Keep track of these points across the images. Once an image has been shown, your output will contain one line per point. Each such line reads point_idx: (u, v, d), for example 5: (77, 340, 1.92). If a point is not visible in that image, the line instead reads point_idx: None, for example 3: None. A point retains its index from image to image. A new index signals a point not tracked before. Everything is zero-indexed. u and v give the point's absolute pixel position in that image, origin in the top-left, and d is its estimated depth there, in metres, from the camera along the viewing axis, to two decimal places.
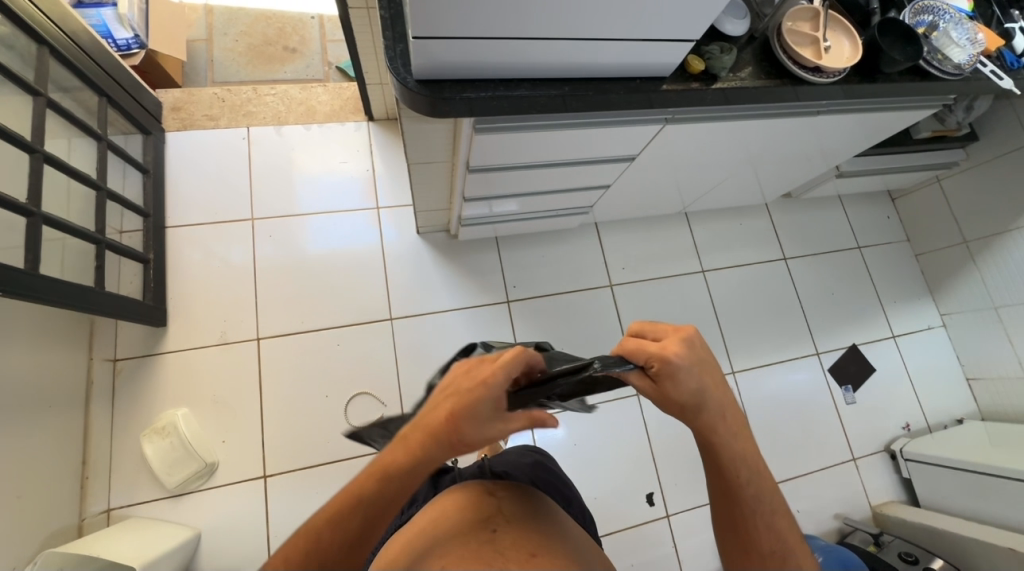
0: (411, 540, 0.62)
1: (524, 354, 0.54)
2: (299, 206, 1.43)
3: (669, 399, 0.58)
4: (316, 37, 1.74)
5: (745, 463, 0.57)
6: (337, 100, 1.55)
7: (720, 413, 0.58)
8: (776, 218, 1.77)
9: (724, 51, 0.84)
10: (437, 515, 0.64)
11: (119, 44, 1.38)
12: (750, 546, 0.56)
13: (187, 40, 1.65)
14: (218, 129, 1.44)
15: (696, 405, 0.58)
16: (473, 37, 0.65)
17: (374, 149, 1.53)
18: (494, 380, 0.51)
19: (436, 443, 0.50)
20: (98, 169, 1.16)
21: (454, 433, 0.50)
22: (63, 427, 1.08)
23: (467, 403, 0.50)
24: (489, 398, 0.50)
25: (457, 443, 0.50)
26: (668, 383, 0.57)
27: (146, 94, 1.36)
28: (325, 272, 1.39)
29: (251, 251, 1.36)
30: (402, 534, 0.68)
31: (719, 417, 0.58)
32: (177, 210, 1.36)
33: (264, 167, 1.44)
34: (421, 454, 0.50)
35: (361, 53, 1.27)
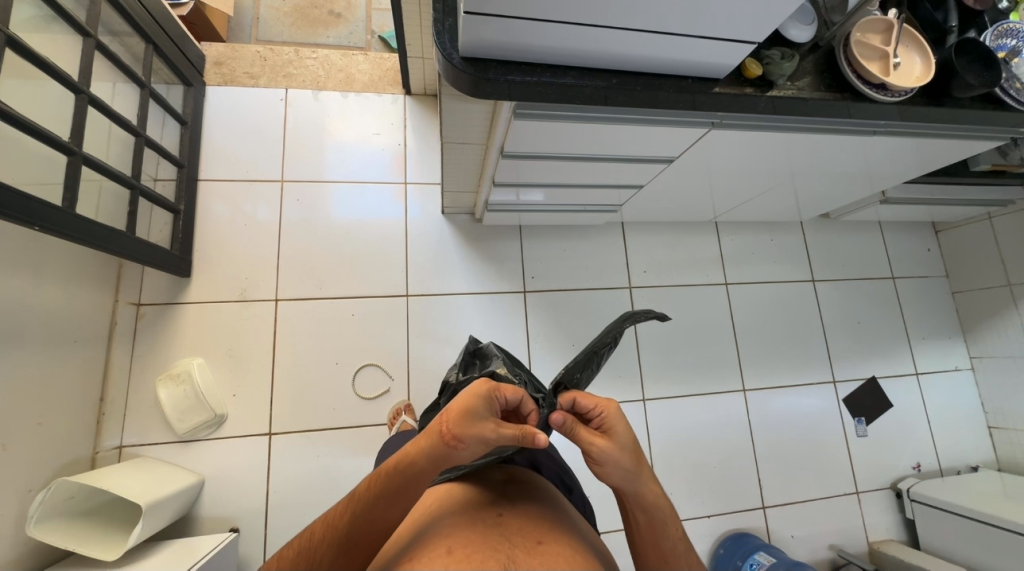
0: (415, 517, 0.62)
1: (489, 386, 0.61)
2: (327, 173, 1.43)
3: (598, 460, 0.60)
4: (362, 4, 1.73)
5: (659, 517, 0.62)
6: (376, 71, 1.54)
7: (636, 482, 0.61)
8: (810, 237, 1.71)
9: (785, 57, 0.80)
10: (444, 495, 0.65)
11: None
12: None
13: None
14: (258, 88, 1.45)
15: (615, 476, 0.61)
16: (525, 17, 0.62)
17: (407, 123, 1.52)
18: (486, 387, 0.61)
19: (432, 444, 0.56)
20: (139, 115, 1.18)
21: (446, 428, 0.56)
22: (86, 363, 1.12)
23: (462, 402, 0.58)
24: (480, 400, 0.58)
25: (451, 446, 0.56)
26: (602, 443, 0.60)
27: (191, 45, 1.36)
28: (346, 242, 1.40)
29: (277, 213, 1.37)
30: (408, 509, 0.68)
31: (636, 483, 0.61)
32: (210, 164, 1.37)
33: (298, 130, 1.44)
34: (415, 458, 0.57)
35: (407, 25, 1.25)
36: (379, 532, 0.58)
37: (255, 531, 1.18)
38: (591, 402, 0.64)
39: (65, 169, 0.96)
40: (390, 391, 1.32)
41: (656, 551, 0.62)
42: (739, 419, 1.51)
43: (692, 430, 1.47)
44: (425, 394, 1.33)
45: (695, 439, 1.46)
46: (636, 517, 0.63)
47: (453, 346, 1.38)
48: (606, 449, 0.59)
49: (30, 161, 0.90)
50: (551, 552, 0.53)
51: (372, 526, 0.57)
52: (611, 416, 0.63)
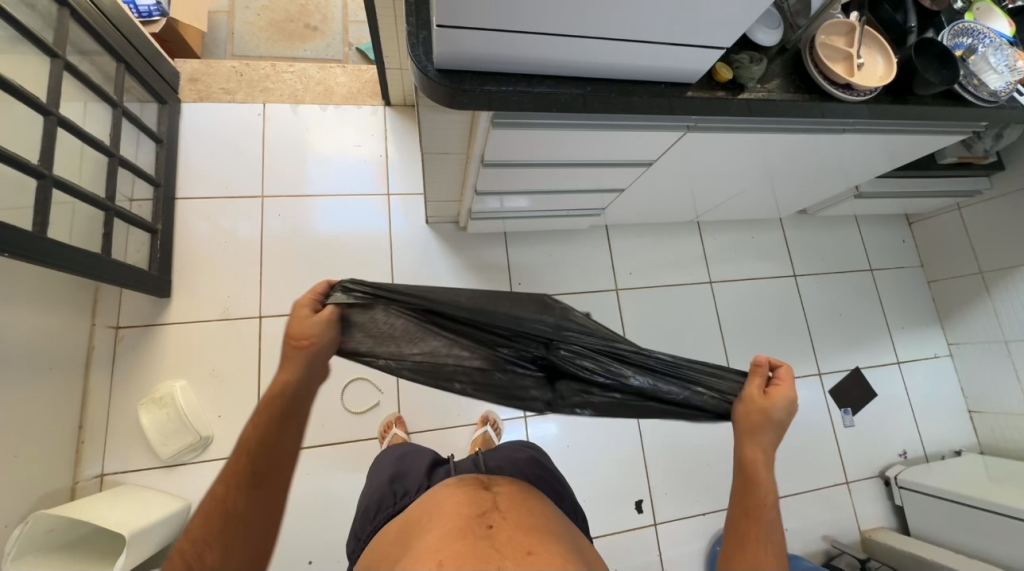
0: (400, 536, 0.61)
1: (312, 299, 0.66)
2: (309, 187, 1.42)
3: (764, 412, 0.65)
4: (339, 17, 1.73)
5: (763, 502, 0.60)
6: (355, 83, 1.54)
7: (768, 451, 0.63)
8: (789, 233, 1.75)
9: (753, 60, 0.82)
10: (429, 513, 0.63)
11: (141, 10, 1.37)
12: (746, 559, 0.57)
13: (209, 12, 1.63)
14: (234, 104, 1.43)
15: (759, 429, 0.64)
16: (498, 29, 0.63)
17: (388, 134, 1.52)
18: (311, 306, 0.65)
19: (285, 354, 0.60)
20: (112, 135, 1.16)
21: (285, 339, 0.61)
22: (63, 390, 1.09)
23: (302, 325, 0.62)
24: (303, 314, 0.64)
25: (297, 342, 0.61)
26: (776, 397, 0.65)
27: (164, 63, 1.35)
28: (331, 256, 1.38)
29: (259, 229, 1.36)
30: (397, 525, 0.67)
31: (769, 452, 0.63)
32: (187, 181, 1.35)
33: (277, 144, 1.43)
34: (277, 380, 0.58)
35: (383, 37, 1.25)
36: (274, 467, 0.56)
37: None
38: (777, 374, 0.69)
39: (35, 192, 0.94)
40: (380, 403, 1.31)
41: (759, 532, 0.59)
42: None
43: (683, 428, 1.48)
44: (416, 405, 1.32)
45: (687, 438, 1.48)
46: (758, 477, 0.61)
47: None
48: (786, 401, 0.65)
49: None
50: (542, 562, 0.52)
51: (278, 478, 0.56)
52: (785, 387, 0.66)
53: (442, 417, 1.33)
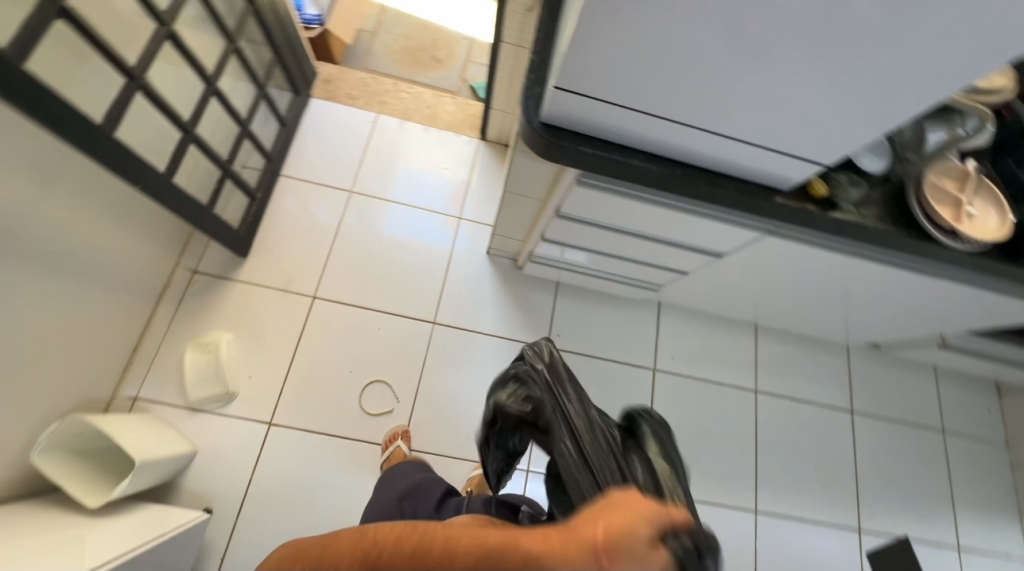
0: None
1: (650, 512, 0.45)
2: (392, 193, 1.53)
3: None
4: (463, 55, 1.91)
5: None
6: (460, 113, 1.68)
7: None
8: (854, 363, 1.62)
9: (852, 183, 0.81)
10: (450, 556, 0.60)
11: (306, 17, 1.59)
12: None
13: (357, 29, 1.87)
14: (353, 108, 1.60)
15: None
16: (608, 100, 0.67)
17: (475, 165, 1.62)
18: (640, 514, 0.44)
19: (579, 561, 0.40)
20: (249, 110, 1.32)
21: (596, 532, 0.42)
22: (133, 313, 1.20)
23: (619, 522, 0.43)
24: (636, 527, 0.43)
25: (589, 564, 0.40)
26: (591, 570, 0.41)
27: (309, 62, 1.55)
28: (392, 260, 1.46)
29: (338, 218, 1.47)
30: None
31: None
32: (293, 162, 1.51)
33: (377, 150, 1.57)
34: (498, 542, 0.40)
35: (498, 81, 1.37)
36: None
37: (227, 519, 1.17)
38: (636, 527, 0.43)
39: (176, 142, 1.09)
40: (393, 411, 1.32)
41: None
42: (745, 542, 1.38)
43: None
44: (425, 424, 1.32)
45: None
46: None
47: (465, 383, 1.38)
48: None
49: (151, 130, 1.03)
50: None
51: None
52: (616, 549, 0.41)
53: (446, 445, 1.31)
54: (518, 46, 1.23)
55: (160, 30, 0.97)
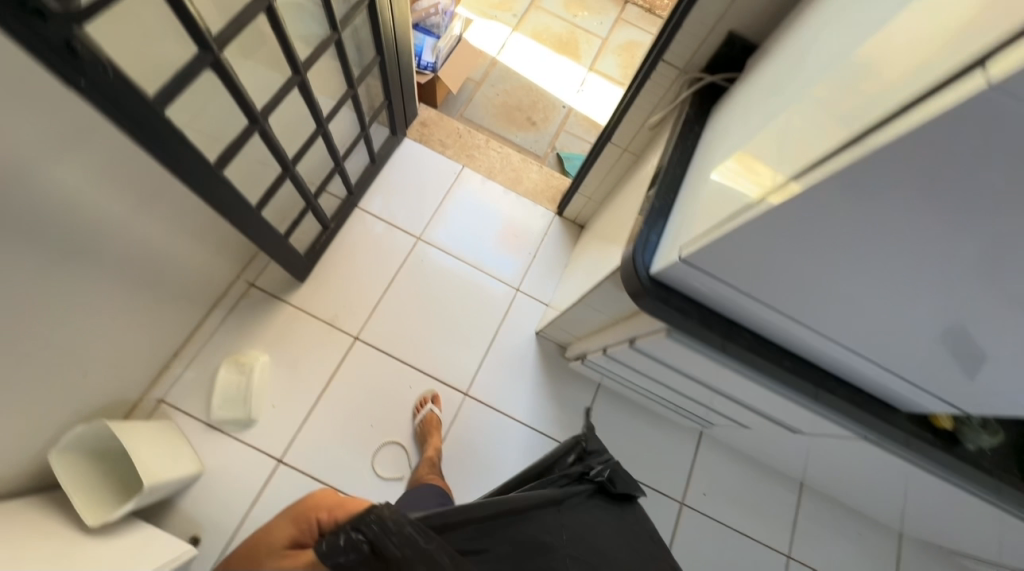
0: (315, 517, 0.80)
1: None
2: (457, 250, 1.52)
3: None
4: (557, 123, 1.92)
5: None
6: (543, 183, 1.66)
7: None
8: (905, 555, 1.44)
9: (987, 425, 0.72)
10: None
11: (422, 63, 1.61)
12: None
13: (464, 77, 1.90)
14: (442, 156, 1.62)
15: None
16: (737, 285, 0.61)
17: (546, 238, 1.59)
18: None
19: None
20: (347, 147, 1.32)
21: None
22: (184, 318, 1.21)
23: None
24: None
25: None
26: None
27: (412, 105, 1.57)
28: (440, 317, 1.44)
29: (400, 263, 1.46)
30: None
31: None
32: (372, 198, 1.52)
33: (454, 203, 1.57)
34: None
35: (593, 172, 1.34)
36: None
37: (211, 553, 1.12)
38: None
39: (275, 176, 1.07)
40: (403, 478, 1.25)
41: None
42: None
43: None
44: None
45: None
46: None
47: (482, 465, 1.31)
48: None
49: (256, 165, 1.01)
50: None
51: None
52: None
53: None
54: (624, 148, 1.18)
55: (294, 78, 0.94)
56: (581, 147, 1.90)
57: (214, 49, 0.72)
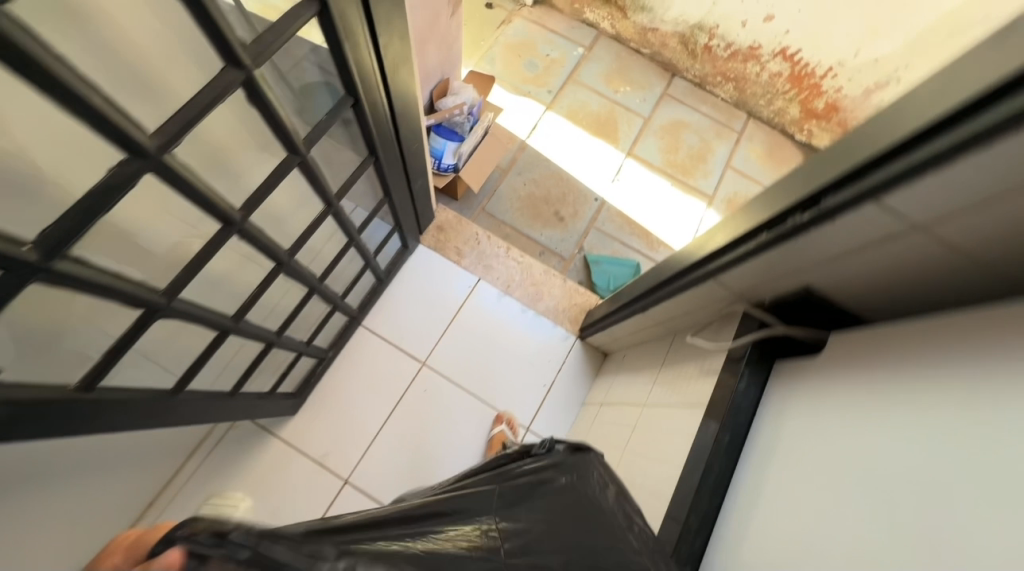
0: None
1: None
2: (466, 377, 1.39)
3: None
4: (588, 219, 1.75)
5: None
6: (565, 300, 1.50)
7: None
8: None
9: None
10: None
11: (442, 164, 1.48)
12: None
13: None
14: (457, 267, 1.49)
15: None
16: None
17: (564, 368, 1.43)
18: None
19: None
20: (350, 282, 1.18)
21: None
22: (164, 464, 1.12)
23: None
24: None
25: None
26: None
27: (428, 212, 1.43)
28: (441, 457, 1.30)
29: (402, 391, 1.34)
30: None
31: None
32: (377, 315, 1.40)
33: (465, 323, 1.43)
34: None
35: (621, 323, 1.18)
36: None
37: None
38: None
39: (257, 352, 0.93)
40: None
41: None
42: None
43: None
44: None
45: None
46: None
47: None
48: None
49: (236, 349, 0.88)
50: None
51: None
52: None
53: None
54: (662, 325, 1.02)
55: (276, 270, 0.79)
56: (612, 248, 1.72)
57: (160, 306, 0.58)
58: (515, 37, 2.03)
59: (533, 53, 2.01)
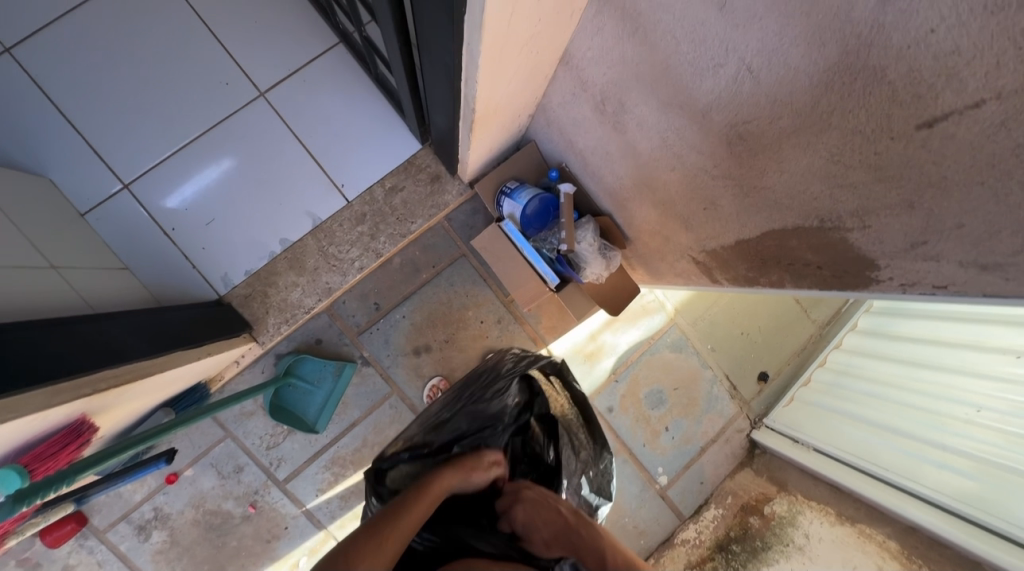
0: (411, 513, 0.62)
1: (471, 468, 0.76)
2: (216, 144, 1.10)
3: (427, 502, 0.66)
4: (404, 381, 1.29)
5: (401, 507, 0.63)
6: (281, 299, 1.12)
7: (416, 500, 0.65)
8: None
9: None
10: (456, 462, 0.76)
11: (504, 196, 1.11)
12: (411, 505, 0.63)
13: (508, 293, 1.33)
14: (372, 179, 1.16)
15: (428, 492, 0.67)
16: None
17: (181, 258, 1.09)
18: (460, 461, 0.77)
19: (423, 497, 0.66)
20: None
21: (457, 473, 0.74)
22: None
23: (461, 472, 0.74)
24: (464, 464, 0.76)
25: (426, 502, 0.65)
26: (427, 500, 0.66)
27: (434, 96, 0.82)
28: (121, 80, 1.06)
29: (228, 51, 1.10)
30: (419, 502, 0.65)
31: (426, 501, 0.66)
32: (343, 65, 1.14)
33: (291, 159, 1.13)
34: (421, 512, 0.63)
35: (132, 344, 0.75)
36: (412, 506, 0.63)
37: None
38: (467, 469, 0.76)
39: None
40: None
41: (417, 508, 0.63)
42: None
43: None
44: None
45: None
46: (399, 504, 0.63)
47: None
48: (428, 497, 0.66)
49: None
50: (419, 490, 0.68)
51: (421, 497, 0.66)
52: (456, 473, 0.73)
53: None
54: (90, 305, 0.84)
55: None
56: (353, 396, 1.27)
57: None
58: (705, 391, 1.50)
59: (676, 409, 1.47)
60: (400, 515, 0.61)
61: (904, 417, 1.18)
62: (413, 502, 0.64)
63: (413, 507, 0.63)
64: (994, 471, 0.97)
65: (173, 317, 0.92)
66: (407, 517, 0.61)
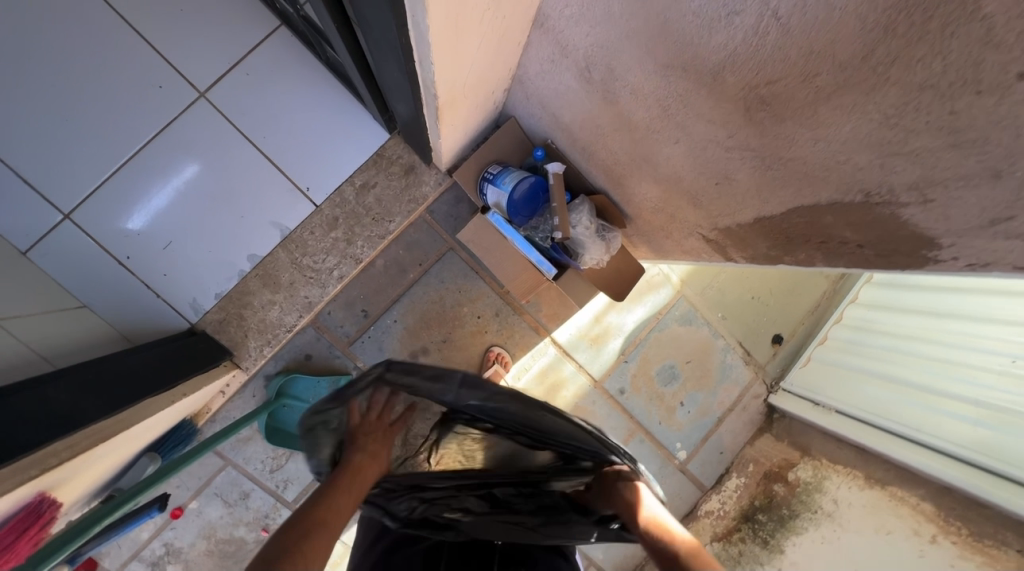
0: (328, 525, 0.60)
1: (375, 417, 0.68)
2: (158, 159, 0.98)
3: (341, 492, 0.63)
4: None
5: (318, 511, 0.60)
6: (259, 320, 1.04)
7: (328, 501, 0.62)
8: None
9: None
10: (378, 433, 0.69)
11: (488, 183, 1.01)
12: (322, 515, 0.60)
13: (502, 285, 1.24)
14: (340, 179, 1.05)
15: (348, 480, 0.64)
16: None
17: (143, 289, 1.00)
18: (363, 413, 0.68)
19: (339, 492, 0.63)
20: None
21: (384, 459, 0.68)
22: None
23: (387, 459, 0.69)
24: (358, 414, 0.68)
25: (345, 506, 0.62)
26: (342, 491, 0.63)
27: (392, 81, 0.71)
28: (34, 95, 0.92)
29: (154, 48, 0.95)
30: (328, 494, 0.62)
31: (341, 495, 0.63)
32: (290, 51, 1.00)
33: (247, 165, 1.01)
34: (333, 509, 0.61)
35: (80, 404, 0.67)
36: (323, 512, 0.60)
37: None
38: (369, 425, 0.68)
39: None
40: None
41: (333, 513, 0.61)
42: None
43: None
44: None
45: None
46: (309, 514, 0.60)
47: None
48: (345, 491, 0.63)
49: None
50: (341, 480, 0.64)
51: (334, 498, 0.62)
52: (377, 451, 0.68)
53: None
54: (41, 358, 0.75)
55: None
56: None
57: None
58: (718, 362, 1.44)
59: (690, 383, 1.42)
60: (314, 529, 0.59)
61: (921, 370, 1.14)
62: (328, 514, 0.60)
63: (332, 511, 0.61)
64: (1012, 419, 0.94)
65: (129, 362, 0.84)
66: (321, 531, 0.59)
